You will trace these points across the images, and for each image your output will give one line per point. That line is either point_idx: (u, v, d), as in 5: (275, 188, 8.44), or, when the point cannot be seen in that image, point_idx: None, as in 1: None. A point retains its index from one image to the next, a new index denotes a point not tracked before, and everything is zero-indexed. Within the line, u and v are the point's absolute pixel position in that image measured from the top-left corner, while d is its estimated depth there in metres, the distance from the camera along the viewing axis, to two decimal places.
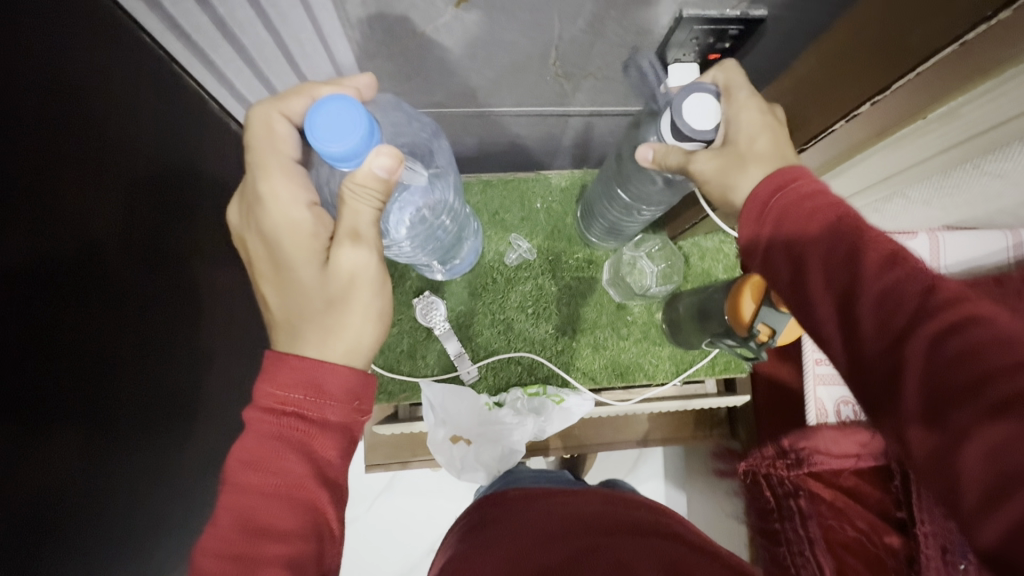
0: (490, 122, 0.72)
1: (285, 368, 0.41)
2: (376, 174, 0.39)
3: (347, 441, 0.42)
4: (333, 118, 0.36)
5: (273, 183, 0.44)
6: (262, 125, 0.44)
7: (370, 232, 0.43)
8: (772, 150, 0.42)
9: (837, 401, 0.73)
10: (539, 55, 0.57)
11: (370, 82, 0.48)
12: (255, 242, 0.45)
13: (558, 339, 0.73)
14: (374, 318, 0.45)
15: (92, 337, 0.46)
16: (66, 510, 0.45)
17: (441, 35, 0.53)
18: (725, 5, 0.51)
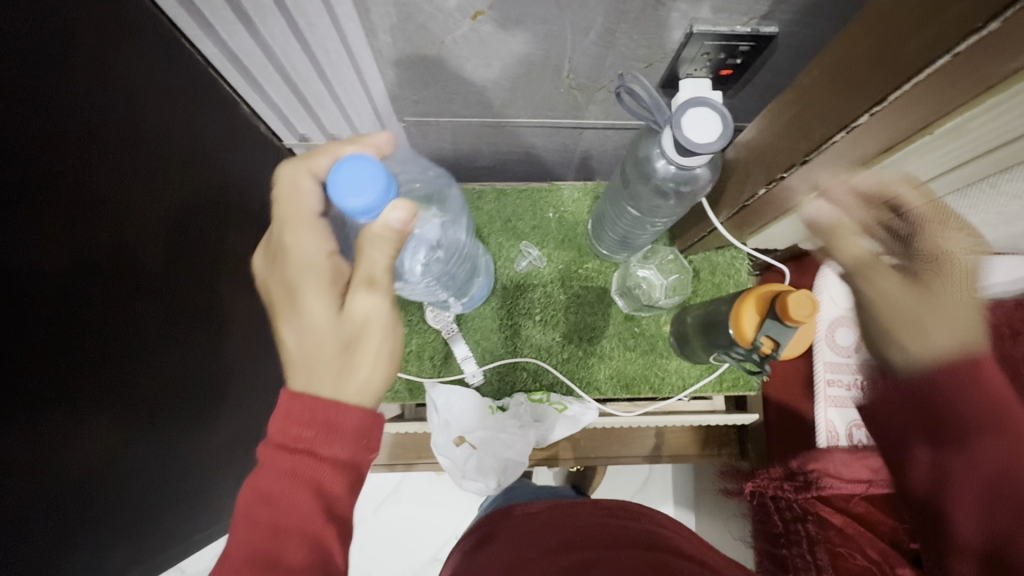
0: (505, 131, 0.74)
1: (299, 407, 0.41)
2: (391, 227, 0.40)
3: (355, 476, 0.42)
4: (354, 174, 0.39)
5: (297, 236, 0.46)
6: (290, 181, 0.47)
7: (384, 277, 0.43)
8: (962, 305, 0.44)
9: (849, 424, 0.71)
10: (554, 66, 0.59)
11: (388, 139, 0.50)
12: (275, 285, 0.47)
13: (564, 347, 0.74)
14: (385, 361, 0.44)
15: (119, 326, 0.48)
16: (86, 491, 0.47)
17: (459, 45, 0.56)
18: (735, 20, 0.52)
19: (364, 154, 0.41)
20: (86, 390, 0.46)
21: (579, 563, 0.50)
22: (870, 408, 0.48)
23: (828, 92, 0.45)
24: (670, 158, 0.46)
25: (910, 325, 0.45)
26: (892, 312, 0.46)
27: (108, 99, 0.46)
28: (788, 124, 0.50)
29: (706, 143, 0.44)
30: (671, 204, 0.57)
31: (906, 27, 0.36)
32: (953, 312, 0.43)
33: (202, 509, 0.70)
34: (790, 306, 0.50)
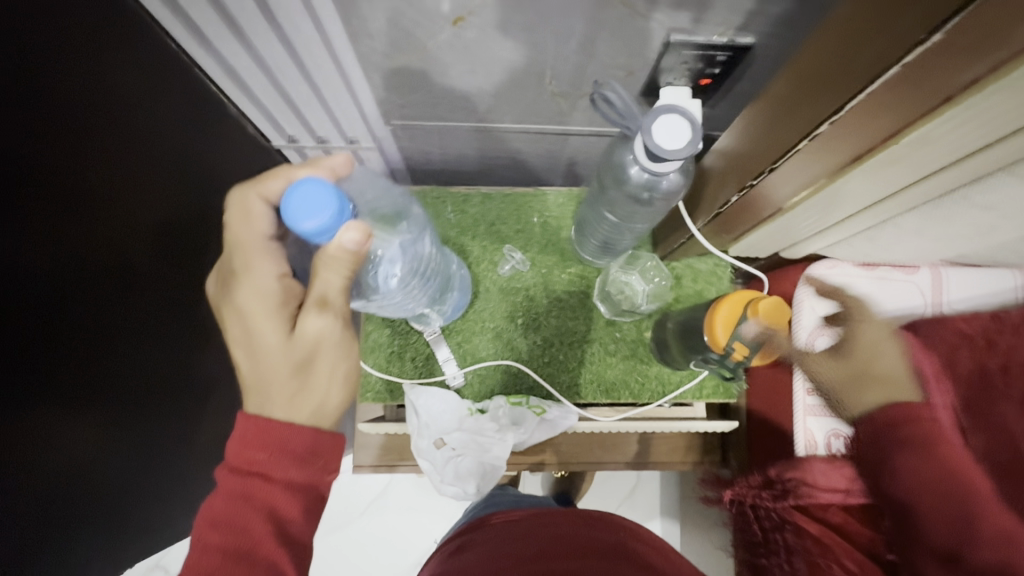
0: (492, 136, 0.75)
1: (254, 432, 0.44)
2: (346, 248, 0.42)
3: (311, 497, 0.46)
4: (307, 199, 0.40)
5: (246, 260, 0.47)
6: (239, 204, 0.47)
7: (337, 300, 0.45)
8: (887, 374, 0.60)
9: (828, 433, 0.70)
10: (536, 73, 0.60)
11: (344, 160, 0.50)
12: (226, 310, 0.47)
13: (544, 350, 0.74)
14: (339, 382, 0.48)
15: (101, 323, 0.49)
16: (59, 485, 0.48)
17: (443, 51, 0.57)
18: (712, 31, 0.53)
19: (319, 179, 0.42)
20: (68, 381, 0.46)
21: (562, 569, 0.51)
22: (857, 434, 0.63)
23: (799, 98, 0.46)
24: (642, 163, 0.47)
25: (873, 383, 0.61)
26: (842, 390, 0.63)
27: (108, 102, 0.47)
28: (760, 130, 0.52)
29: (674, 150, 0.44)
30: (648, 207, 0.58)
31: (857, 35, 0.38)
32: (890, 360, 0.61)
33: (178, 503, 0.71)
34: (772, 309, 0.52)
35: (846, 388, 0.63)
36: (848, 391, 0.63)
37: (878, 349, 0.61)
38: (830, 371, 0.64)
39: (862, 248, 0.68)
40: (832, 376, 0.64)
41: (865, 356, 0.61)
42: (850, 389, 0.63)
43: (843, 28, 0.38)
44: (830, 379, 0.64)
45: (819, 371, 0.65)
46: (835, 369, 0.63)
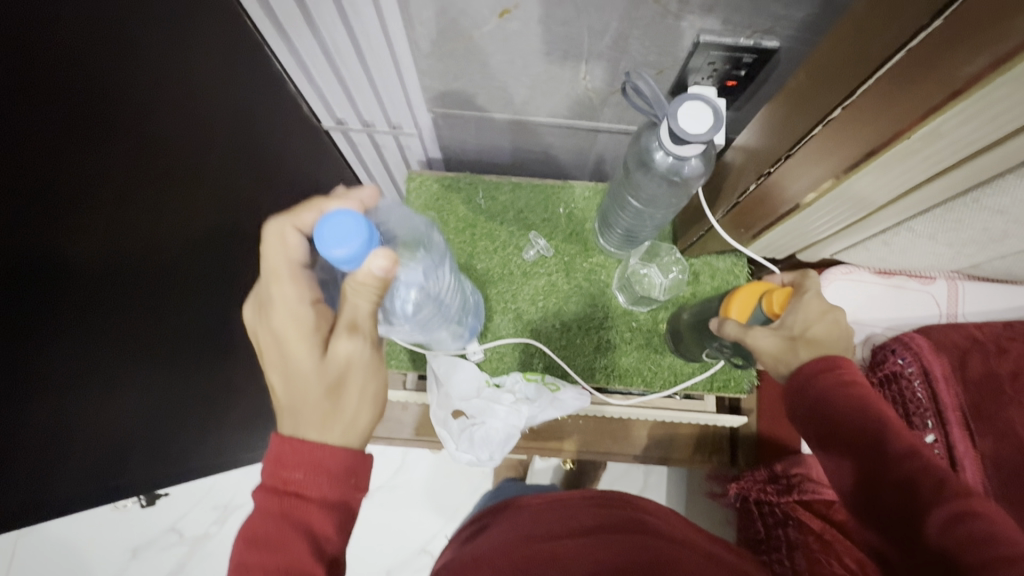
0: (526, 129, 0.80)
1: (288, 451, 0.47)
2: (374, 273, 0.48)
3: (344, 514, 0.49)
4: (337, 228, 0.47)
5: (282, 288, 0.51)
6: (276, 237, 0.51)
7: (365, 324, 0.51)
8: (823, 337, 0.53)
9: None
10: (571, 67, 0.65)
11: (371, 193, 0.54)
12: (266, 338, 0.51)
13: (563, 333, 0.77)
14: (370, 400, 0.51)
15: (157, 260, 0.54)
16: (112, 413, 0.53)
17: (486, 40, 0.62)
18: (739, 33, 0.57)
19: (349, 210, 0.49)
20: (124, 310, 0.51)
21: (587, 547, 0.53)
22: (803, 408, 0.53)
23: (819, 88, 0.50)
24: (663, 146, 0.51)
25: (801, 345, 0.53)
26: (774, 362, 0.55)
27: (173, 66, 0.53)
28: (778, 121, 0.56)
29: (696, 133, 0.48)
30: (668, 190, 0.62)
31: (870, 28, 0.43)
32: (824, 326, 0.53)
33: (207, 452, 0.76)
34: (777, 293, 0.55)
35: (780, 360, 0.54)
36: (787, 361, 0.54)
37: (809, 312, 0.54)
38: (763, 336, 0.55)
39: (878, 253, 0.70)
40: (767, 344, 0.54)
41: (796, 323, 0.54)
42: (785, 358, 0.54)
43: (862, 24, 0.43)
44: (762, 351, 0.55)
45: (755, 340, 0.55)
46: (772, 337, 0.54)
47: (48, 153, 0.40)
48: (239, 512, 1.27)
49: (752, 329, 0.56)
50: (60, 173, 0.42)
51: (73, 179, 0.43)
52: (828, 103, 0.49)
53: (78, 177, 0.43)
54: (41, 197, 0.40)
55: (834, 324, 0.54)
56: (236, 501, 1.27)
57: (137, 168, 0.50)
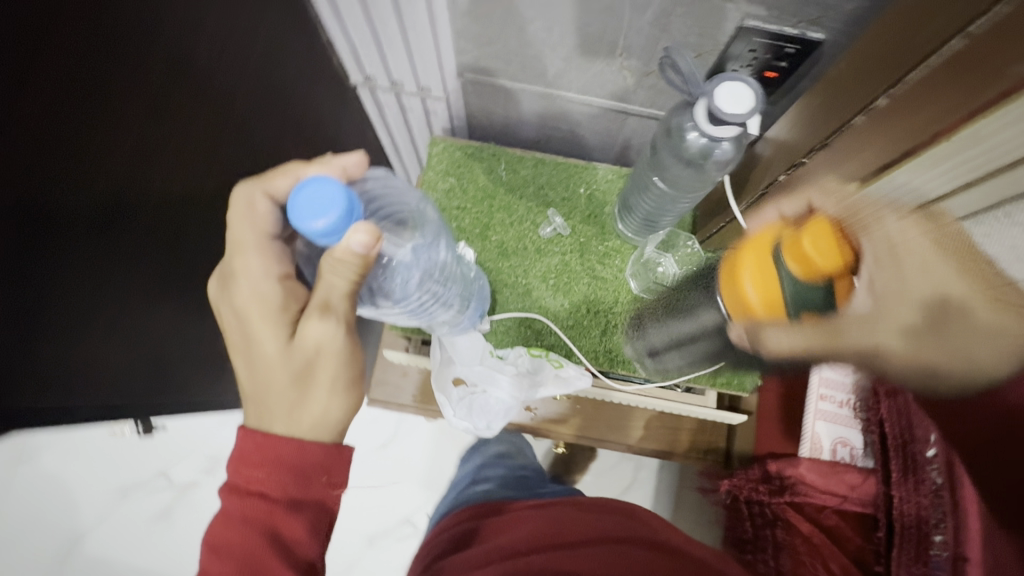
0: (555, 104, 0.79)
1: (251, 448, 0.51)
2: (355, 248, 0.48)
3: (313, 513, 0.53)
4: (313, 199, 0.46)
5: (247, 261, 0.54)
6: (246, 202, 0.54)
7: (338, 305, 0.52)
8: (989, 322, 0.43)
9: (834, 438, 0.71)
10: (608, 41, 0.64)
11: (356, 160, 0.53)
12: (230, 316, 0.55)
13: (571, 314, 0.77)
14: (336, 392, 0.54)
15: (175, 202, 0.55)
16: (115, 341, 0.53)
17: (526, 5, 0.61)
18: (785, 21, 0.56)
19: (323, 178, 0.47)
20: (134, 235, 0.51)
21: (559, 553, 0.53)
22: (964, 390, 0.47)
23: (868, 75, 0.49)
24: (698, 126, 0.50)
25: (954, 331, 0.44)
26: (924, 362, 0.47)
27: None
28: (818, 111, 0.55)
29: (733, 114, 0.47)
30: (695, 173, 0.62)
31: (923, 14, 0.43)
32: (961, 280, 0.44)
33: (205, 394, 0.76)
34: (825, 236, 0.43)
35: (926, 361, 0.46)
36: (939, 362, 0.47)
37: (913, 269, 0.44)
38: (888, 336, 0.46)
39: None
40: (908, 342, 0.46)
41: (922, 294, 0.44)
42: (937, 364, 0.46)
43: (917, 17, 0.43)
44: (893, 346, 0.47)
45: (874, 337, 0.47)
46: (901, 335, 0.46)
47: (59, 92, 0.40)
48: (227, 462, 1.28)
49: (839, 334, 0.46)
50: (75, 113, 0.41)
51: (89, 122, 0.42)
52: (873, 91, 0.48)
53: (89, 121, 0.43)
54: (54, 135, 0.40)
55: (969, 267, 0.45)
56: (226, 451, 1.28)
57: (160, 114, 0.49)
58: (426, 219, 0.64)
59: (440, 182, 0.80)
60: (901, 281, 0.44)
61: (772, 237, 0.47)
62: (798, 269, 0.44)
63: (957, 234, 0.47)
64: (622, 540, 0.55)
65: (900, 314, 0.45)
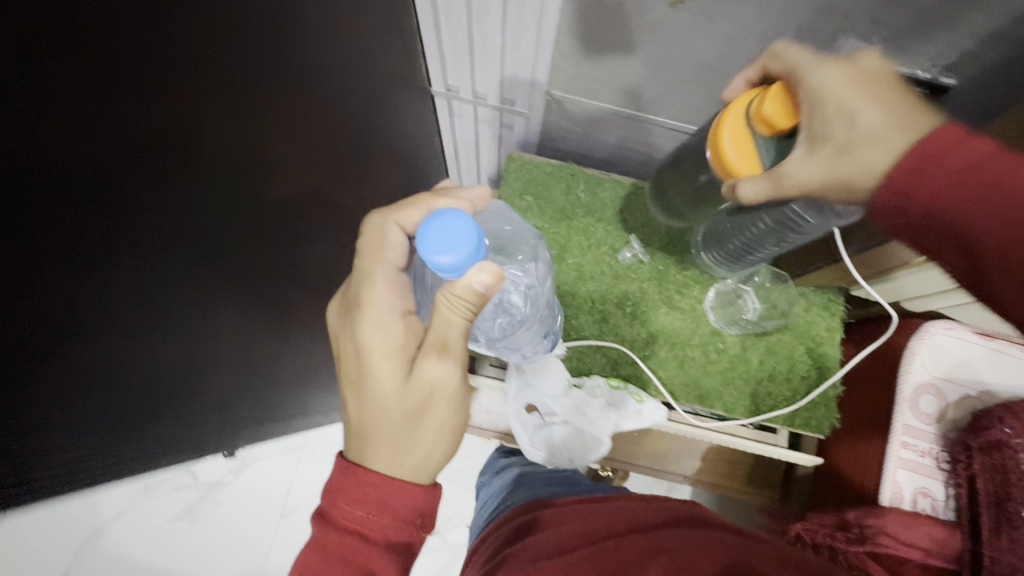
0: (640, 128, 0.76)
1: (354, 485, 0.53)
2: (476, 286, 0.48)
3: (402, 553, 0.54)
4: (443, 235, 0.44)
5: (374, 294, 0.55)
6: (377, 230, 0.57)
7: (456, 347, 0.53)
8: (879, 122, 0.43)
9: (916, 489, 0.69)
10: (721, 72, 0.61)
11: (481, 194, 0.59)
12: (348, 346, 0.56)
13: (647, 344, 0.75)
14: (443, 430, 0.56)
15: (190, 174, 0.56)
16: None
17: (643, 30, 0.57)
18: (919, 64, 0.54)
19: (452, 211, 0.46)
20: None
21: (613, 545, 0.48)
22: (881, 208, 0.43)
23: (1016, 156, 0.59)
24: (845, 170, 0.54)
25: (859, 148, 0.43)
26: (834, 185, 0.45)
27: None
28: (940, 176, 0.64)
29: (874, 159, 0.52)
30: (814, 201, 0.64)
31: None
32: (876, 107, 0.43)
33: None
34: (773, 92, 0.47)
35: (835, 180, 0.44)
36: (850, 180, 0.44)
37: (847, 104, 0.43)
38: (806, 169, 0.45)
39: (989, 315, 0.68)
40: (813, 172, 0.45)
41: (838, 124, 0.44)
42: (847, 175, 0.44)
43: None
44: (809, 184, 0.45)
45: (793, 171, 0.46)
46: (814, 163, 0.45)
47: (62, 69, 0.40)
48: (254, 463, 1.25)
49: (782, 175, 0.46)
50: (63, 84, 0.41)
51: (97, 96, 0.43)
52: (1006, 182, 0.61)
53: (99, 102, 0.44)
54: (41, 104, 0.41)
55: (889, 97, 0.43)
56: (254, 452, 1.25)
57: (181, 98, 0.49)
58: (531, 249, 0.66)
59: (517, 200, 0.78)
60: (834, 113, 0.44)
61: (736, 105, 0.49)
62: (766, 130, 0.48)
63: (886, 70, 0.45)
64: (662, 530, 0.50)
65: (822, 139, 0.44)
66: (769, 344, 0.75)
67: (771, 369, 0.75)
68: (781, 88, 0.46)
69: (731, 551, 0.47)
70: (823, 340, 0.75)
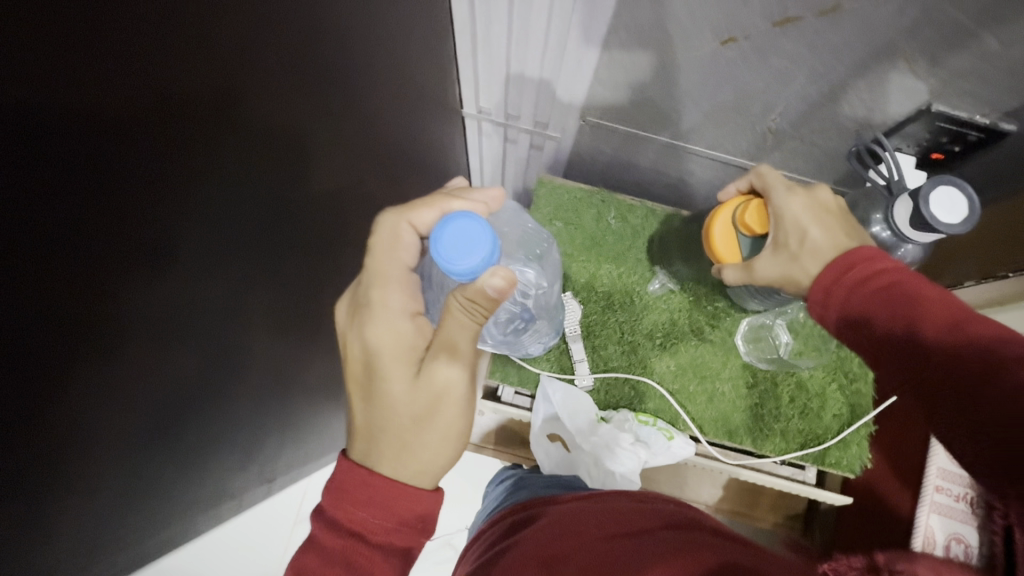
0: (676, 155, 0.74)
1: (357, 485, 0.49)
2: (487, 290, 0.46)
3: (403, 559, 0.50)
4: (457, 238, 0.45)
5: (384, 293, 0.52)
6: (390, 232, 0.54)
7: (465, 348, 0.50)
8: (822, 241, 0.50)
9: (950, 534, 0.67)
10: (766, 106, 0.59)
11: (496, 195, 0.57)
12: (355, 345, 0.53)
13: (676, 377, 0.74)
14: (450, 440, 0.52)
15: (236, 210, 0.46)
16: None
17: (689, 64, 0.55)
18: (978, 109, 0.52)
19: (466, 212, 0.46)
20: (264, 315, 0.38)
21: (616, 549, 0.46)
22: (821, 313, 0.49)
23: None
24: (907, 218, 0.54)
25: (808, 258, 0.50)
26: (793, 286, 0.51)
27: (356, 32, 0.48)
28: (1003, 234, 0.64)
29: (934, 204, 0.51)
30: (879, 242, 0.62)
31: None
32: (822, 228, 0.50)
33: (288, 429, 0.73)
34: (753, 203, 0.55)
35: (793, 283, 0.51)
36: (800, 282, 0.51)
37: (798, 223, 0.51)
38: (769, 267, 0.53)
39: None
40: (775, 270, 0.52)
41: (792, 238, 0.51)
42: (797, 278, 0.51)
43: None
44: (772, 279, 0.53)
45: (759, 268, 0.53)
46: (775, 262, 0.52)
47: (111, 77, 0.29)
48: None
49: (751, 268, 0.54)
50: (109, 98, 0.30)
51: (145, 110, 0.33)
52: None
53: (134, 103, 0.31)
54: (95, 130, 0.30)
55: (838, 224, 0.51)
56: None
57: (233, 106, 0.39)
58: (539, 254, 0.66)
59: (547, 225, 0.78)
60: (789, 229, 0.52)
61: (724, 206, 0.57)
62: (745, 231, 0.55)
63: (837, 206, 0.53)
64: (682, 531, 0.48)
65: (781, 245, 0.52)
66: (801, 380, 0.74)
67: (802, 407, 0.73)
68: (760, 203, 0.55)
69: (718, 553, 0.44)
70: (856, 377, 0.74)
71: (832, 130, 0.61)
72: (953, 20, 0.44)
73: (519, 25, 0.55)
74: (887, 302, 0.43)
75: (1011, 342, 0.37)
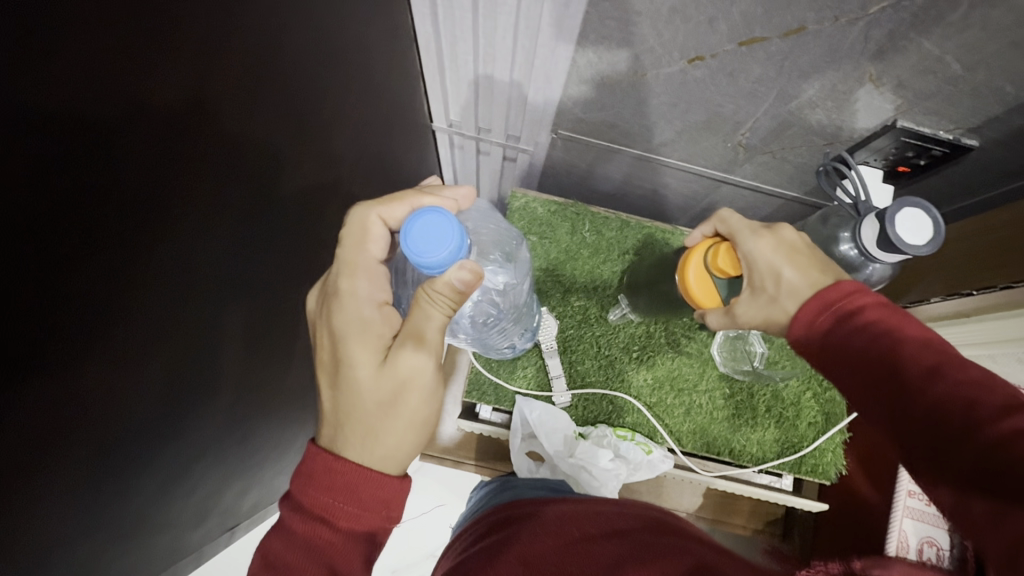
0: (649, 168, 0.74)
1: (323, 471, 0.46)
2: (454, 284, 0.45)
3: (369, 545, 0.47)
4: (427, 231, 0.43)
5: (353, 282, 0.51)
6: (361, 222, 0.51)
7: (432, 339, 0.48)
8: (796, 280, 0.50)
9: (923, 538, 0.67)
10: (735, 122, 0.59)
11: (467, 194, 0.55)
12: (324, 332, 0.51)
13: (653, 392, 0.75)
14: (413, 429, 0.49)
15: (213, 243, 0.41)
16: (171, 458, 0.45)
17: (658, 81, 0.54)
18: (942, 125, 0.53)
19: (439, 208, 0.44)
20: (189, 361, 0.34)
21: (594, 552, 0.45)
22: (802, 339, 0.48)
23: (1000, 242, 0.60)
24: (874, 237, 0.55)
25: (786, 298, 0.50)
26: (775, 326, 0.52)
27: (319, 58, 0.46)
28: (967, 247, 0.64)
29: (898, 223, 0.52)
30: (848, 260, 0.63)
31: None
32: (793, 267, 0.50)
33: (274, 463, 0.70)
34: (723, 248, 0.55)
35: (774, 324, 0.52)
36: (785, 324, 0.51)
37: (768, 267, 0.51)
38: (750, 312, 0.53)
39: None
40: (757, 313, 0.53)
41: (767, 280, 0.51)
42: (779, 319, 0.51)
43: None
44: (755, 321, 0.53)
45: (741, 313, 0.54)
46: (755, 305, 0.52)
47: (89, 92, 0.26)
48: None
49: (734, 313, 0.55)
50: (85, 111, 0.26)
51: (104, 121, 0.28)
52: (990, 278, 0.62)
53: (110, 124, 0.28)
54: (50, 141, 0.25)
55: (810, 262, 0.51)
56: None
57: (201, 119, 0.35)
58: (510, 252, 0.63)
59: None
60: (761, 274, 0.52)
61: (695, 251, 0.57)
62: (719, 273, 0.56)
63: (803, 242, 0.53)
64: (673, 539, 0.47)
65: (757, 291, 0.52)
66: (775, 390, 0.74)
67: (778, 415, 0.74)
68: (726, 245, 0.55)
69: (697, 556, 0.44)
70: (829, 386, 0.74)
71: (802, 144, 0.62)
72: (916, 41, 0.44)
73: (487, 40, 0.54)
74: (872, 339, 0.43)
75: (985, 389, 0.37)
